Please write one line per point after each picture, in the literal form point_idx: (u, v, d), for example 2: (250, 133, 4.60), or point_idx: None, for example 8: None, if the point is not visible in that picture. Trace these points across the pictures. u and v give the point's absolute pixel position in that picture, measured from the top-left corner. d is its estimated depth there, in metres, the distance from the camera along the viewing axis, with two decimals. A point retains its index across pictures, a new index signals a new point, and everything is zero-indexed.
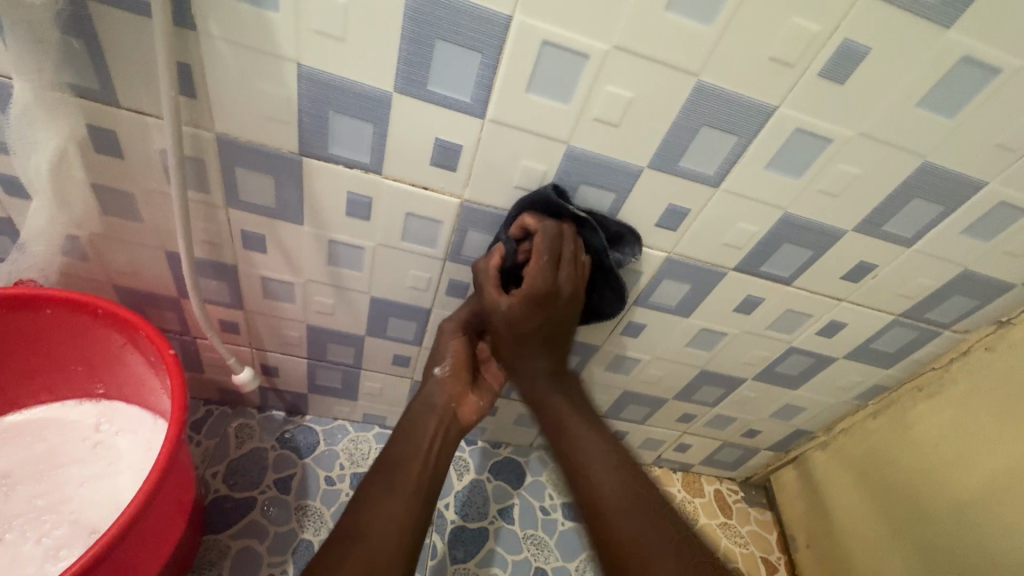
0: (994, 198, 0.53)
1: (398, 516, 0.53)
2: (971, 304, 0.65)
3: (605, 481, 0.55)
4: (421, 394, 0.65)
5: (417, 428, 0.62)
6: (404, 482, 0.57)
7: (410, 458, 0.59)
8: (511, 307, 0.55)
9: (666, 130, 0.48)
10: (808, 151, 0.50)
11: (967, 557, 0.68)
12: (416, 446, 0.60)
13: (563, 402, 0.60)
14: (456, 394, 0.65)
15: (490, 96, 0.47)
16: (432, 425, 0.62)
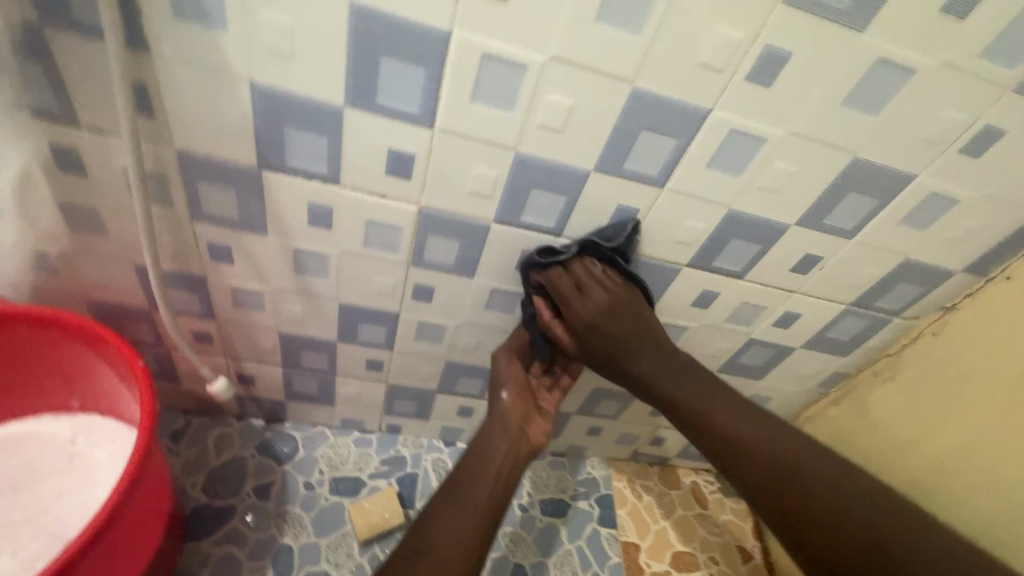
0: (925, 189, 0.56)
1: (454, 530, 0.56)
2: (916, 291, 0.68)
3: (753, 434, 0.58)
4: (494, 414, 0.68)
5: (488, 452, 0.64)
6: (467, 498, 0.60)
7: (479, 476, 0.62)
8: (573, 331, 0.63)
9: (608, 134, 0.51)
10: (744, 150, 0.52)
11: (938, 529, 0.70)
12: (488, 468, 0.63)
13: (674, 386, 0.61)
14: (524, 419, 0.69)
15: (437, 107, 0.49)
16: (502, 448, 0.65)
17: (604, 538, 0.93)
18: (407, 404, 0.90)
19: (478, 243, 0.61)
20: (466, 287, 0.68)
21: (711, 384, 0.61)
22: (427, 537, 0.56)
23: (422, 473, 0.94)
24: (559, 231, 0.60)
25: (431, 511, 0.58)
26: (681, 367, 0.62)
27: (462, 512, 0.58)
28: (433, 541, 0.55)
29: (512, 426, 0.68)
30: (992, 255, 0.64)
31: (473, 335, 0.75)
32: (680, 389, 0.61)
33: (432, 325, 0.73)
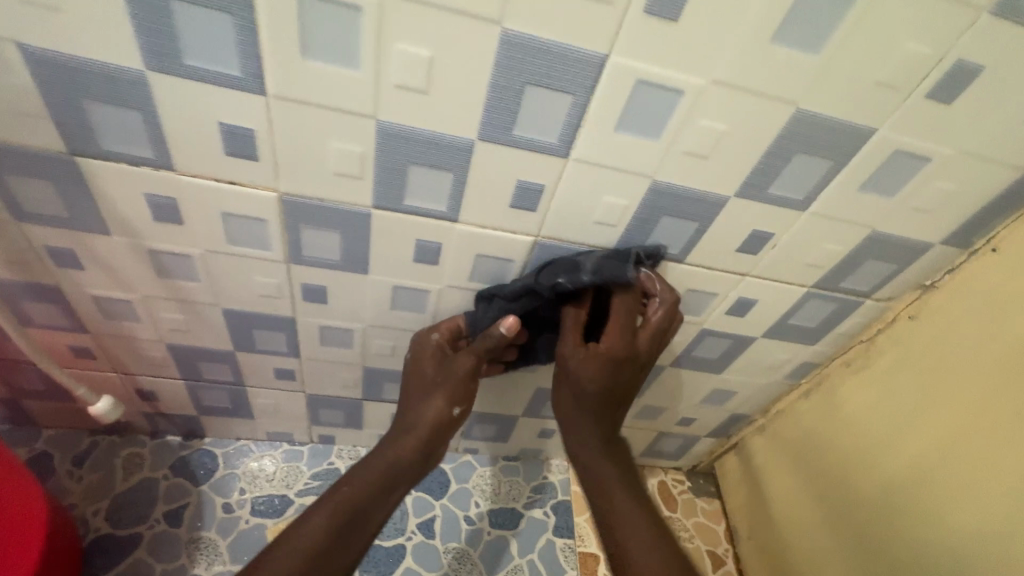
0: (887, 146, 0.46)
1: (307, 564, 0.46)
2: (888, 269, 0.58)
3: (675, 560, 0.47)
4: (421, 426, 0.57)
5: (393, 482, 0.54)
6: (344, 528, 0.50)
7: (365, 505, 0.52)
8: (599, 358, 0.53)
9: (485, 94, 0.41)
10: (658, 107, 0.42)
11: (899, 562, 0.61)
12: (378, 500, 0.53)
13: (608, 471, 0.54)
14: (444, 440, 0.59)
15: (263, 68, 0.39)
16: (404, 469, 0.55)
17: (559, 550, 0.85)
18: (333, 414, 0.81)
19: (361, 234, 0.52)
20: (363, 286, 0.58)
21: (630, 476, 0.55)
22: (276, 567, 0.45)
23: None
24: (455, 217, 0.51)
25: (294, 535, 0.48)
26: (617, 453, 0.56)
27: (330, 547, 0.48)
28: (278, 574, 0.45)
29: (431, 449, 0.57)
30: (974, 223, 0.54)
31: (386, 339, 0.66)
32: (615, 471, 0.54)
33: (336, 329, 0.64)
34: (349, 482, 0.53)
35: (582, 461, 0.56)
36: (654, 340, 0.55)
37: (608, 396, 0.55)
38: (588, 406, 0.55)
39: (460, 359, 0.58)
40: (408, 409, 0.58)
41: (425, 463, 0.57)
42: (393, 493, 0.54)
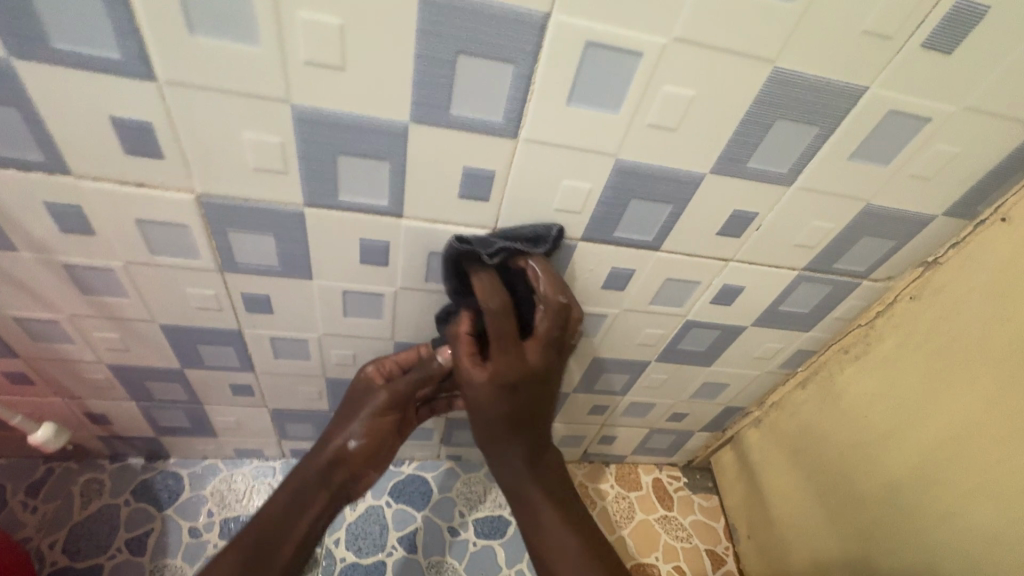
0: (880, 106, 0.40)
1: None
2: (886, 246, 0.53)
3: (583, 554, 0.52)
4: (322, 455, 0.56)
5: (304, 507, 0.54)
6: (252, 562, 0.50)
7: (272, 534, 0.52)
8: (489, 381, 0.48)
9: (413, 67, 0.36)
10: (613, 73, 0.37)
11: (902, 559, 0.58)
12: (286, 527, 0.53)
13: (532, 491, 0.54)
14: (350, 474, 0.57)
15: (149, 48, 0.34)
16: (313, 502, 0.55)
17: None
18: (301, 427, 0.76)
19: (297, 235, 0.46)
20: (309, 293, 0.53)
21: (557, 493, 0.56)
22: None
23: None
24: (398, 212, 0.45)
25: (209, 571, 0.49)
26: (541, 462, 0.55)
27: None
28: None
29: (335, 478, 0.56)
30: (980, 190, 0.48)
31: (344, 347, 0.61)
32: (538, 491, 0.54)
33: (288, 340, 0.59)
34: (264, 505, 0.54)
35: (507, 486, 0.55)
36: (550, 346, 0.48)
37: (515, 420, 0.51)
38: (498, 433, 0.51)
39: (376, 398, 0.56)
40: (325, 441, 0.57)
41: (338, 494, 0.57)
42: (304, 516, 0.54)
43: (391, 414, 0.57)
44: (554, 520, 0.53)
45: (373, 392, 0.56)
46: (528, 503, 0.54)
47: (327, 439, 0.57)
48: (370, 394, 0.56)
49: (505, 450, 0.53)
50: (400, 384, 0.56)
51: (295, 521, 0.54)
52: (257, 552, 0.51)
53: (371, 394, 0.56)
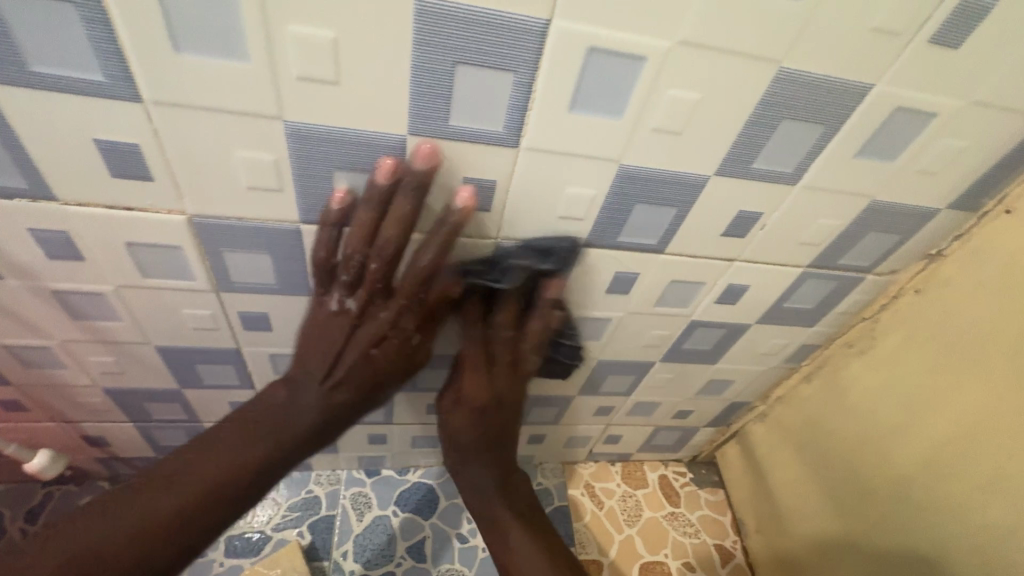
0: (886, 103, 0.40)
1: (203, 495, 0.44)
2: (891, 241, 0.53)
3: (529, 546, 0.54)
4: (354, 331, 0.49)
5: (259, 442, 0.47)
6: (249, 458, 0.46)
7: (275, 435, 0.48)
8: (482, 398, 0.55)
9: (409, 79, 0.34)
10: (616, 78, 0.36)
11: (911, 552, 0.58)
12: (294, 418, 0.48)
13: (485, 489, 0.58)
14: (356, 398, 0.50)
15: (132, 68, 0.32)
16: (320, 405, 0.49)
17: None
18: None
19: (294, 252, 0.45)
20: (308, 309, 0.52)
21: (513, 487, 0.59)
22: (157, 506, 0.43)
23: (340, 513, 0.79)
24: None
25: (192, 471, 0.45)
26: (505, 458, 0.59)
27: (226, 485, 0.45)
28: (160, 514, 0.43)
29: (345, 397, 0.50)
30: (983, 183, 0.48)
31: None
32: (502, 505, 0.57)
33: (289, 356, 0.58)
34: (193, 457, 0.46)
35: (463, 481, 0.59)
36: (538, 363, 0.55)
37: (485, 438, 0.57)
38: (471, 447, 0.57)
39: (383, 309, 0.48)
40: (313, 342, 0.49)
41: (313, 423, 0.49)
42: (255, 451, 0.47)
43: (390, 341, 0.49)
44: (524, 544, 0.54)
45: (377, 295, 0.46)
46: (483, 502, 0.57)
47: (312, 331, 0.49)
48: (372, 299, 0.47)
49: (477, 453, 0.57)
50: (424, 259, 0.43)
51: (310, 406, 0.49)
52: (246, 441, 0.47)
53: (369, 297, 0.46)
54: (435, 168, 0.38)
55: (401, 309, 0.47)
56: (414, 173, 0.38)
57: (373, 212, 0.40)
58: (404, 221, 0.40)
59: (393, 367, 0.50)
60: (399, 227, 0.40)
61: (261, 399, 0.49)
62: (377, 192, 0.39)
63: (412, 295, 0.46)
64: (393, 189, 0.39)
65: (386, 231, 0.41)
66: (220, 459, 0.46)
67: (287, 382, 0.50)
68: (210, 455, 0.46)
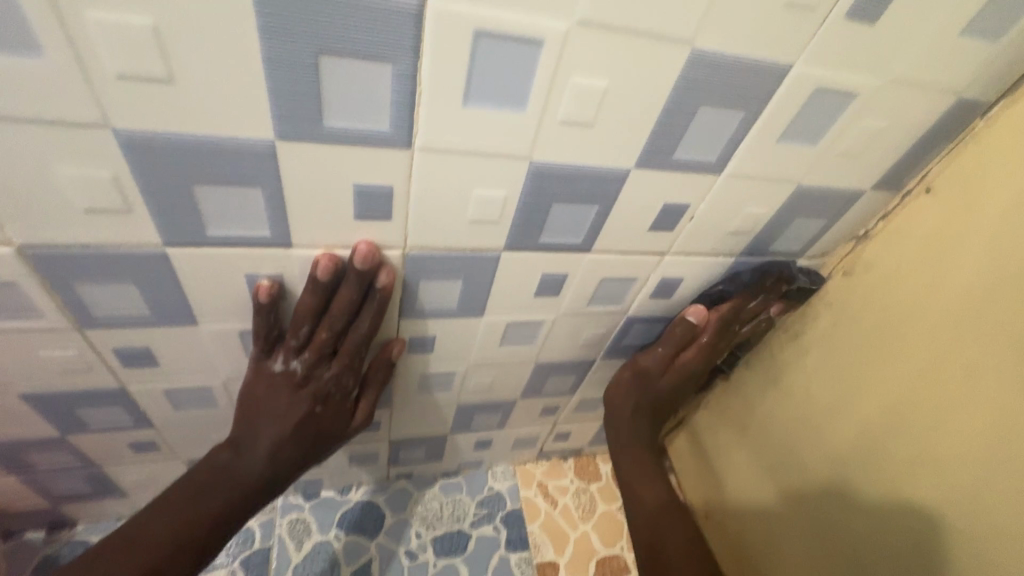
0: (806, 85, 0.37)
1: (169, 546, 0.42)
2: (820, 224, 0.51)
3: (654, 490, 0.59)
4: (293, 394, 0.47)
5: (223, 485, 0.45)
6: (206, 511, 0.44)
7: (229, 491, 0.45)
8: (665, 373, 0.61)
9: (264, 73, 0.29)
10: (512, 66, 0.31)
11: (849, 534, 0.58)
12: (240, 472, 0.46)
13: (627, 460, 0.61)
14: (301, 450, 0.48)
15: None
16: (267, 459, 0.47)
17: (515, 566, 0.77)
18: None
19: (166, 279, 0.39)
20: (199, 339, 0.45)
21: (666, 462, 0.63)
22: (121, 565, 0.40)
23: (276, 544, 0.74)
24: (286, 241, 0.38)
25: (151, 531, 0.42)
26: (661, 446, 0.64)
27: (180, 546, 0.43)
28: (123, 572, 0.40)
29: (288, 453, 0.48)
30: (904, 162, 0.47)
31: None
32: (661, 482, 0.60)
33: (186, 389, 0.51)
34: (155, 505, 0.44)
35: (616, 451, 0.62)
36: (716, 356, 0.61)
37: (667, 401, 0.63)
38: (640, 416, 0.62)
39: (325, 370, 0.47)
40: (255, 402, 0.47)
41: (271, 477, 0.47)
42: (218, 497, 0.45)
43: (332, 398, 0.49)
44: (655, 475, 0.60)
45: (322, 358, 0.46)
46: (632, 466, 0.61)
47: (250, 392, 0.47)
48: (318, 362, 0.46)
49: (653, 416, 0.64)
50: (361, 330, 0.44)
51: (255, 464, 0.47)
52: (198, 501, 0.44)
53: (314, 360, 0.46)
54: (376, 265, 0.41)
55: (344, 368, 0.47)
56: (355, 269, 0.40)
57: (315, 296, 0.41)
58: (346, 304, 0.42)
59: (337, 420, 0.50)
60: (343, 309, 0.42)
61: (207, 459, 0.46)
62: (318, 283, 0.40)
63: (353, 354, 0.46)
64: (336, 281, 0.41)
65: (329, 311, 0.43)
66: (176, 517, 0.43)
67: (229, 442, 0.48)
68: (166, 515, 0.43)
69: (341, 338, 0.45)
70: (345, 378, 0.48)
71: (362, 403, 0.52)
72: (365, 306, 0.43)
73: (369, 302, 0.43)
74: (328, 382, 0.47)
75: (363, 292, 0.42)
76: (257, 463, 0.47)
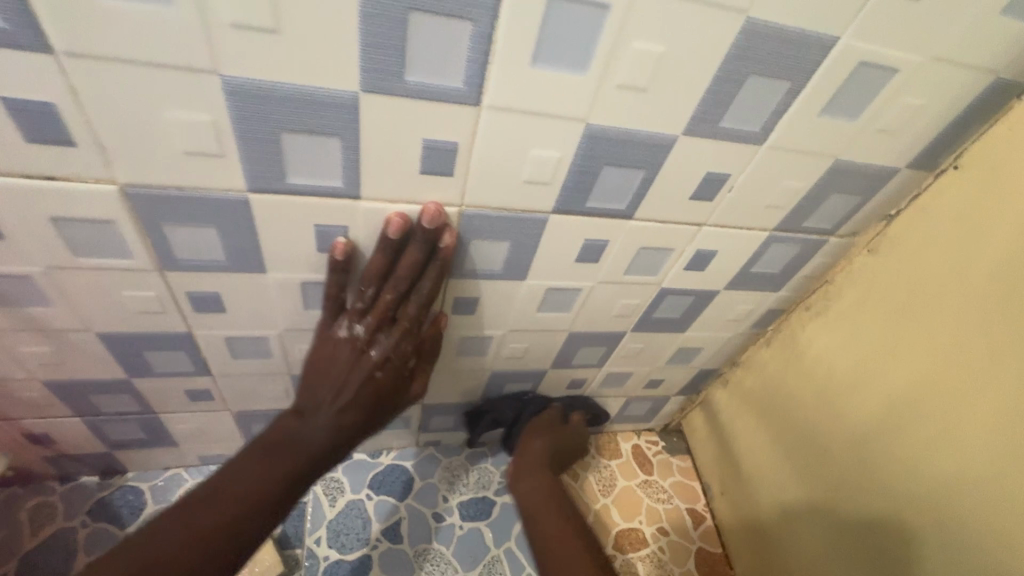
0: (851, 59, 0.39)
1: (246, 505, 0.45)
2: (853, 201, 0.53)
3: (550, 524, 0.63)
4: (356, 361, 0.50)
5: (295, 448, 0.49)
6: (279, 473, 0.47)
7: (299, 455, 0.49)
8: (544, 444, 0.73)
9: (358, 28, 0.32)
10: (581, 29, 0.34)
11: (871, 506, 0.60)
12: (306, 438, 0.50)
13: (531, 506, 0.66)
14: (361, 417, 0.51)
15: (36, 12, 0.28)
16: (331, 426, 0.50)
17: None
18: None
19: (243, 225, 0.42)
20: (264, 288, 0.49)
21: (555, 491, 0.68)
22: (203, 521, 0.43)
23: (311, 500, 0.77)
24: (356, 193, 0.41)
25: (226, 493, 0.45)
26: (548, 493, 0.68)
27: (260, 504, 0.46)
28: (206, 529, 0.43)
29: (350, 420, 0.51)
30: (939, 141, 0.49)
31: (308, 342, 0.57)
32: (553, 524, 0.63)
33: (246, 339, 0.55)
34: (237, 463, 0.47)
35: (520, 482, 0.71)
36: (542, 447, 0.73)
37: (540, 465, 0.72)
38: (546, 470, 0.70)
39: (385, 336, 0.50)
40: (320, 369, 0.51)
41: (339, 440, 0.51)
42: (291, 461, 0.48)
43: (391, 364, 0.51)
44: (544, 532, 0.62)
45: (383, 323, 0.49)
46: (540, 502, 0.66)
47: (316, 359, 0.51)
48: (380, 327, 0.49)
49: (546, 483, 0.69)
50: (424, 292, 0.47)
51: (320, 431, 0.50)
52: (271, 464, 0.47)
53: (376, 325, 0.49)
54: (442, 226, 0.44)
55: (403, 333, 0.50)
56: (423, 228, 0.43)
57: (386, 255, 0.45)
58: (412, 265, 0.45)
59: (394, 386, 0.53)
60: (409, 269, 0.45)
61: (274, 426, 0.50)
62: (389, 241, 0.44)
63: (414, 319, 0.49)
64: (404, 239, 0.44)
65: (396, 273, 0.46)
66: (252, 480, 0.46)
67: (293, 410, 0.51)
68: (244, 473, 0.46)
69: (403, 302, 0.48)
70: (404, 344, 0.51)
71: (418, 371, 0.55)
72: (427, 268, 0.46)
73: (432, 263, 0.46)
74: (389, 347, 0.50)
75: (428, 252, 0.45)
76: (322, 427, 0.50)
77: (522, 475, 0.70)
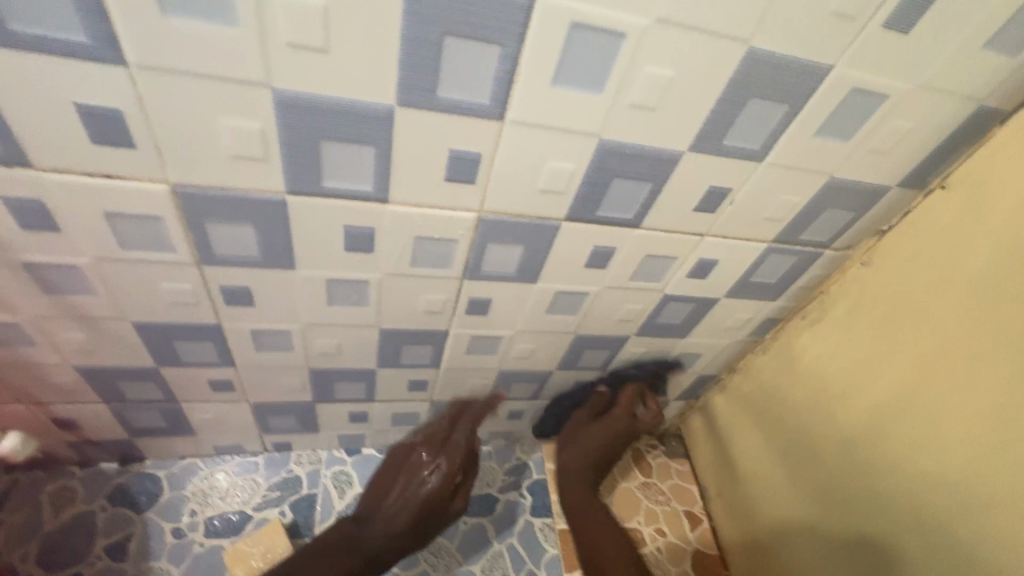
0: (844, 85, 0.43)
1: None
2: (847, 216, 0.57)
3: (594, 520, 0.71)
4: (407, 465, 0.71)
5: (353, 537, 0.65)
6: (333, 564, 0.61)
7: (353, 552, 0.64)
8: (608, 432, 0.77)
9: (399, 49, 0.35)
10: (598, 54, 0.37)
11: (858, 507, 0.63)
12: (365, 539, 0.65)
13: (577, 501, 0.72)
14: (410, 517, 0.67)
15: (116, 30, 0.32)
16: (384, 526, 0.66)
17: (538, 531, 0.82)
18: (284, 419, 0.75)
19: (278, 224, 0.45)
20: (292, 284, 0.52)
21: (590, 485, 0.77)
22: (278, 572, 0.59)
23: (321, 492, 0.80)
24: (384, 197, 0.45)
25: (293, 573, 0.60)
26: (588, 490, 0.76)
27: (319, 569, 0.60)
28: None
29: (400, 520, 0.67)
30: (928, 162, 0.52)
31: (328, 337, 0.60)
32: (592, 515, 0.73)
33: (270, 332, 0.58)
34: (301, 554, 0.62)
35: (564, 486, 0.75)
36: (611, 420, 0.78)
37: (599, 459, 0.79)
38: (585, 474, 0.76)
39: (432, 455, 0.71)
40: (386, 479, 0.71)
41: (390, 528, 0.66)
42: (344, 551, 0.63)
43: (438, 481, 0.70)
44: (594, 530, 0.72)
45: (431, 448, 0.71)
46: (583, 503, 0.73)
47: (386, 474, 0.72)
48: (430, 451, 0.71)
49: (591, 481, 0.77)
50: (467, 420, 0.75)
51: (376, 531, 0.66)
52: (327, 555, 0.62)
53: (428, 448, 0.71)
54: None
55: (448, 458, 0.70)
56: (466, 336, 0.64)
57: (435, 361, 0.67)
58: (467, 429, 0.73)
59: (440, 500, 0.69)
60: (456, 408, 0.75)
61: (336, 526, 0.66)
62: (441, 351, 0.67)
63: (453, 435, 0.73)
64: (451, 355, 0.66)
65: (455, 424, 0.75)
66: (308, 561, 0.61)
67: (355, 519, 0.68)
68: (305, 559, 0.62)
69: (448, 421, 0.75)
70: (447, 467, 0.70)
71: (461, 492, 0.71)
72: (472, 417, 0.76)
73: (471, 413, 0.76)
74: (436, 470, 0.69)
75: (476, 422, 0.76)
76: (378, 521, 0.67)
77: (566, 477, 0.75)
